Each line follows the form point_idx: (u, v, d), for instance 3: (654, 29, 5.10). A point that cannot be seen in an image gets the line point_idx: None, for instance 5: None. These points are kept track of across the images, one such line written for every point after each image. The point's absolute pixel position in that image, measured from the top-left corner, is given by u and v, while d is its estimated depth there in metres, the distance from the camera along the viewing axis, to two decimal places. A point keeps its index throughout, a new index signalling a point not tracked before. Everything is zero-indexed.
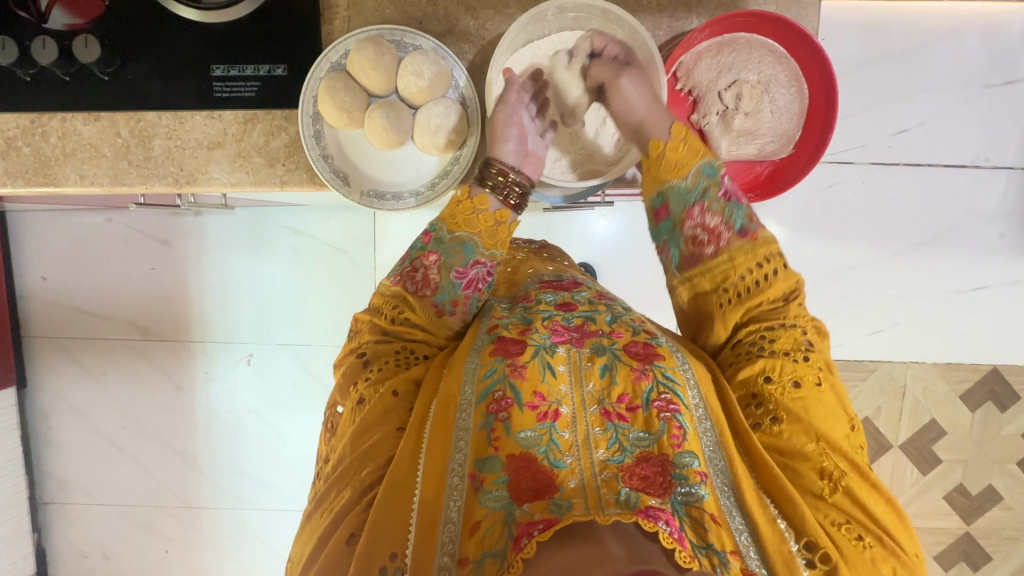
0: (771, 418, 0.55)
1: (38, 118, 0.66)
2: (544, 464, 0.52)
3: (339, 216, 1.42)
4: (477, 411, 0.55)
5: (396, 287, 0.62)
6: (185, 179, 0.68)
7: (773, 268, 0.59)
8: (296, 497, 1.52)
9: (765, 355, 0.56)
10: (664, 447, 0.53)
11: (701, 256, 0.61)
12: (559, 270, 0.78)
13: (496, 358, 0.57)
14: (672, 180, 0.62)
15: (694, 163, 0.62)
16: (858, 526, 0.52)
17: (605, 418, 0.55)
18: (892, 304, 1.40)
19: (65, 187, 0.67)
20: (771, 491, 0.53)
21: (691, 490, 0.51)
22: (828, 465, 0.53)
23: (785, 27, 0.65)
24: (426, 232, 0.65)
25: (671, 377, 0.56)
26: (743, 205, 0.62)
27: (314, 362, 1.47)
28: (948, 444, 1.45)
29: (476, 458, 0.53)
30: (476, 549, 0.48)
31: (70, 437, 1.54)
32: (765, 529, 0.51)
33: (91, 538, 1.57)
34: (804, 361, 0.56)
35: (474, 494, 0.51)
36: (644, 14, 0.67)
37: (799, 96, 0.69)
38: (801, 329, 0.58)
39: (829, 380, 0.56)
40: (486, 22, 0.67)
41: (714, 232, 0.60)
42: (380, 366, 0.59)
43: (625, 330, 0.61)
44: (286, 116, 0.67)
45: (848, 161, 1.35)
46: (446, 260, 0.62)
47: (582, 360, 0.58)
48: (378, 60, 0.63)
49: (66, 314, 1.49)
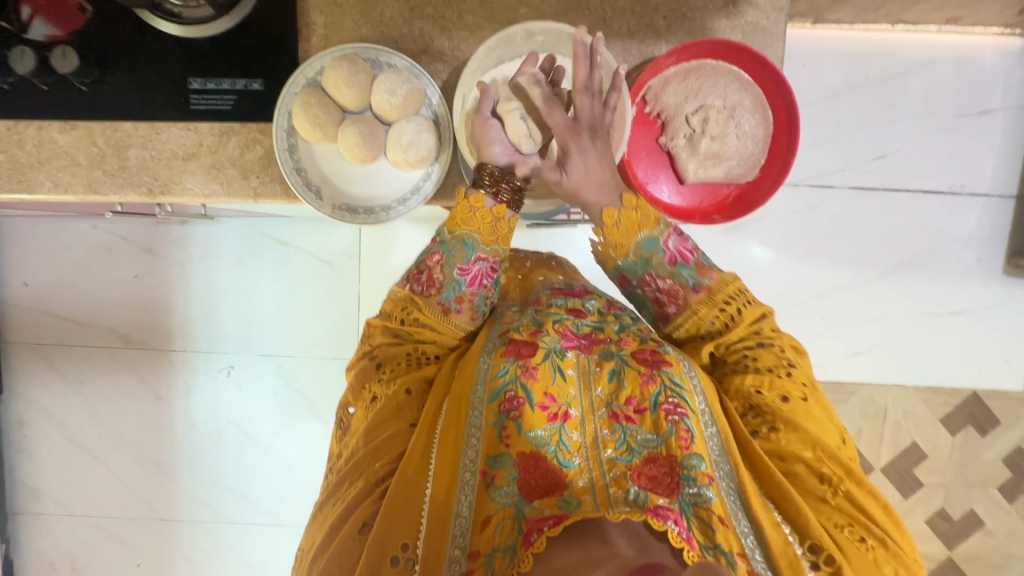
0: (768, 427, 0.61)
1: (14, 125, 0.67)
2: (554, 463, 0.59)
3: (324, 228, 1.43)
4: (489, 409, 0.62)
5: (406, 290, 0.68)
6: (160, 189, 0.69)
7: (737, 307, 0.66)
8: (272, 511, 1.50)
9: (751, 372, 0.63)
10: (671, 448, 0.59)
11: (668, 315, 0.68)
12: (569, 279, 0.84)
13: (508, 360, 0.64)
14: (619, 257, 0.67)
15: (635, 238, 0.67)
16: (862, 529, 0.58)
17: (613, 420, 0.62)
18: (872, 326, 1.41)
19: (39, 194, 0.68)
20: (776, 498, 0.59)
21: (699, 491, 0.57)
22: (828, 471, 0.59)
23: (749, 56, 0.67)
24: (431, 236, 0.70)
25: (677, 382, 0.63)
26: (694, 258, 0.67)
27: (295, 373, 1.47)
28: (930, 468, 1.45)
29: (488, 455, 0.59)
30: (488, 544, 0.54)
31: (45, 445, 1.51)
32: (770, 530, 0.57)
33: (60, 550, 1.54)
34: (787, 377, 0.63)
35: (485, 489, 0.57)
36: (614, 39, 0.68)
37: (763, 122, 0.71)
38: (779, 350, 0.65)
39: (814, 395, 0.63)
40: (460, 43, 0.68)
41: (671, 293, 0.67)
42: (393, 369, 0.65)
43: (633, 339, 0.68)
44: (260, 129, 0.68)
45: (828, 185, 1.37)
46: (448, 259, 0.67)
47: (591, 364, 0.66)
48: (352, 77, 0.64)
49: (47, 320, 1.48)
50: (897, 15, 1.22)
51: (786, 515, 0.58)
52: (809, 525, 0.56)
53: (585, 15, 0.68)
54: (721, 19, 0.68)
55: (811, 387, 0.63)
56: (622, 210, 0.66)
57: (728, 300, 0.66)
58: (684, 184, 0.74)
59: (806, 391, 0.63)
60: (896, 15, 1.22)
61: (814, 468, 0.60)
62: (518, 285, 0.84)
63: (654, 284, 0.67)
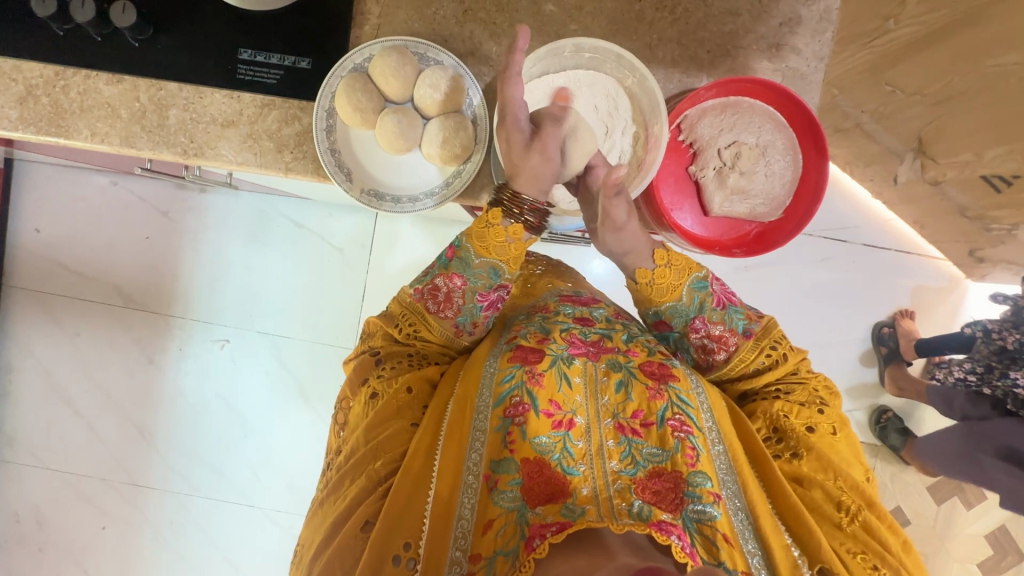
0: (792, 452, 0.63)
1: (62, 71, 0.68)
2: (558, 470, 0.58)
3: (340, 215, 1.44)
4: (494, 414, 0.62)
5: (418, 303, 0.70)
6: (194, 152, 0.70)
7: (784, 351, 0.69)
8: (245, 490, 1.47)
9: (782, 400, 0.67)
10: (677, 463, 0.59)
11: (714, 361, 0.71)
12: (578, 288, 0.87)
13: (516, 365, 0.65)
14: (669, 302, 0.70)
15: (685, 283, 0.70)
16: (875, 557, 0.57)
17: (619, 431, 0.62)
18: (871, 384, 1.41)
19: (75, 141, 0.69)
20: (788, 519, 0.59)
21: (704, 508, 0.57)
22: (846, 500, 0.59)
23: (786, 98, 0.69)
24: (451, 248, 0.71)
25: (684, 399, 0.64)
26: (739, 304, 0.71)
27: (291, 355, 1.46)
28: (912, 534, 1.43)
29: (492, 460, 0.59)
30: (490, 547, 0.54)
31: (29, 392, 1.50)
32: (778, 551, 0.57)
33: (26, 502, 1.51)
34: (818, 412, 0.65)
35: (487, 494, 0.57)
36: (658, 65, 0.70)
37: (793, 165, 0.72)
38: (812, 388, 0.68)
39: (844, 432, 0.65)
40: (508, 50, 0.70)
41: (720, 339, 0.69)
42: (392, 364, 0.69)
43: (641, 350, 0.69)
44: (301, 106, 0.69)
45: (842, 239, 1.37)
46: (471, 285, 0.69)
47: (598, 372, 0.66)
48: (399, 69, 0.66)
49: (52, 269, 1.48)
50: (877, 184, 1.22)
51: (797, 537, 0.58)
52: (821, 548, 0.57)
53: (632, 39, 0.69)
54: (763, 60, 0.70)
55: (841, 423, 0.66)
56: (656, 267, 0.70)
57: (774, 345, 0.69)
58: (707, 216, 0.75)
59: (836, 427, 0.65)
60: (878, 182, 1.21)
61: (832, 495, 0.60)
62: (526, 291, 0.89)
63: (701, 329, 0.70)
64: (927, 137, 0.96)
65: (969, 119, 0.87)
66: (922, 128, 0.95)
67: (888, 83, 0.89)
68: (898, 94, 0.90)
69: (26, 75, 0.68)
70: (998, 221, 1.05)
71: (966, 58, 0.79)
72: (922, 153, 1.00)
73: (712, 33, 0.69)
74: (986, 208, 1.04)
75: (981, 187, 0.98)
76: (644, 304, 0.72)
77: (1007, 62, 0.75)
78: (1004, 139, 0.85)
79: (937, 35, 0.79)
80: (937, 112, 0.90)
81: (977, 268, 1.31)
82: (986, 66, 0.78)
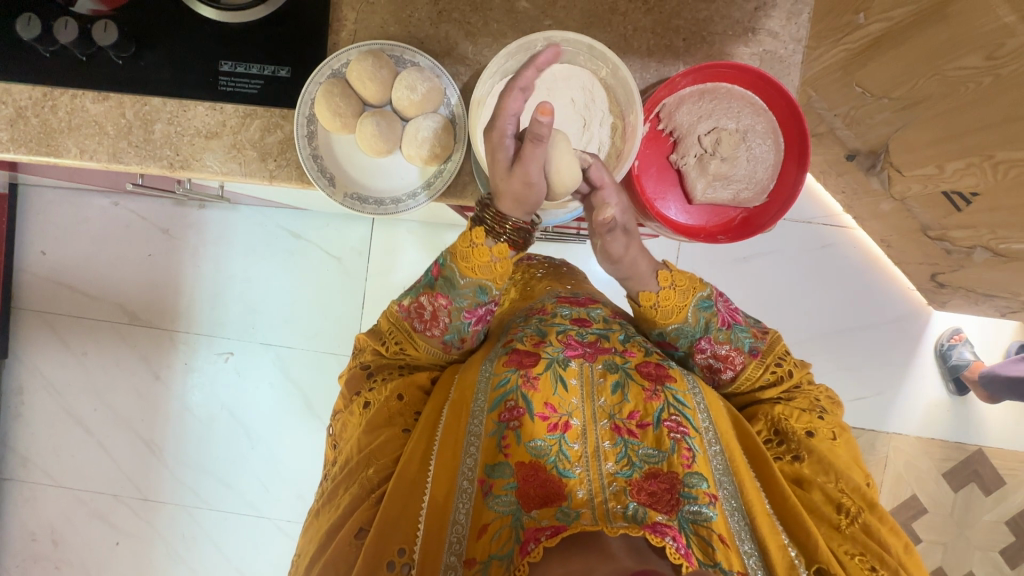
0: (793, 455, 0.63)
1: (50, 92, 0.69)
2: (553, 474, 0.58)
3: (338, 224, 1.45)
4: (489, 419, 0.62)
5: (404, 320, 0.69)
6: (180, 164, 0.71)
7: (789, 367, 0.69)
8: (255, 502, 1.48)
9: (783, 405, 0.67)
10: (673, 465, 0.59)
11: (719, 380, 0.71)
12: (576, 289, 0.86)
13: (511, 369, 0.65)
14: (674, 323, 0.69)
15: (690, 303, 0.69)
16: (875, 560, 0.57)
17: (615, 432, 0.61)
18: (879, 371, 1.38)
19: (64, 159, 0.70)
20: (787, 521, 0.58)
21: (699, 509, 0.56)
22: (846, 502, 0.59)
23: (765, 83, 0.68)
24: (436, 264, 0.68)
25: (680, 399, 0.63)
26: (745, 323, 0.71)
27: (294, 364, 1.48)
28: (928, 523, 1.40)
29: (487, 464, 0.59)
30: (485, 551, 0.54)
31: (40, 412, 1.52)
32: (773, 548, 0.56)
33: (42, 521, 1.53)
34: (818, 418, 0.65)
35: (482, 498, 0.57)
36: (634, 57, 0.70)
37: (774, 148, 0.71)
38: (814, 397, 0.68)
39: (843, 438, 0.65)
40: (484, 49, 0.70)
41: (726, 359, 0.69)
42: (383, 376, 0.70)
43: (638, 351, 0.69)
44: (283, 115, 0.70)
45: (842, 225, 1.36)
46: (457, 304, 0.67)
47: (595, 375, 0.66)
48: (375, 72, 0.66)
49: (58, 291, 1.51)
50: (849, 196, 1.23)
51: (795, 539, 0.58)
52: (819, 549, 0.56)
53: (606, 31, 0.70)
54: (740, 45, 0.70)
55: (841, 429, 0.65)
56: (659, 289, 0.69)
57: (779, 362, 0.69)
58: (692, 205, 0.74)
59: (836, 432, 0.65)
60: (847, 197, 1.24)
61: (832, 497, 0.60)
62: (522, 294, 0.90)
63: (708, 350, 0.70)
64: (894, 148, 0.97)
65: (932, 129, 0.87)
66: (889, 135, 0.96)
67: (858, 84, 0.91)
68: (867, 96, 0.91)
69: (15, 98, 0.69)
70: (958, 242, 1.07)
71: (928, 60, 0.79)
72: (889, 162, 1.01)
73: (687, 21, 0.69)
74: (945, 228, 1.05)
75: (942, 205, 1.00)
76: (649, 325, 0.72)
77: (967, 66, 0.75)
78: (962, 154, 0.87)
79: (903, 33, 0.80)
80: (903, 119, 0.91)
81: (938, 296, 1.31)
82: (945, 69, 0.78)
